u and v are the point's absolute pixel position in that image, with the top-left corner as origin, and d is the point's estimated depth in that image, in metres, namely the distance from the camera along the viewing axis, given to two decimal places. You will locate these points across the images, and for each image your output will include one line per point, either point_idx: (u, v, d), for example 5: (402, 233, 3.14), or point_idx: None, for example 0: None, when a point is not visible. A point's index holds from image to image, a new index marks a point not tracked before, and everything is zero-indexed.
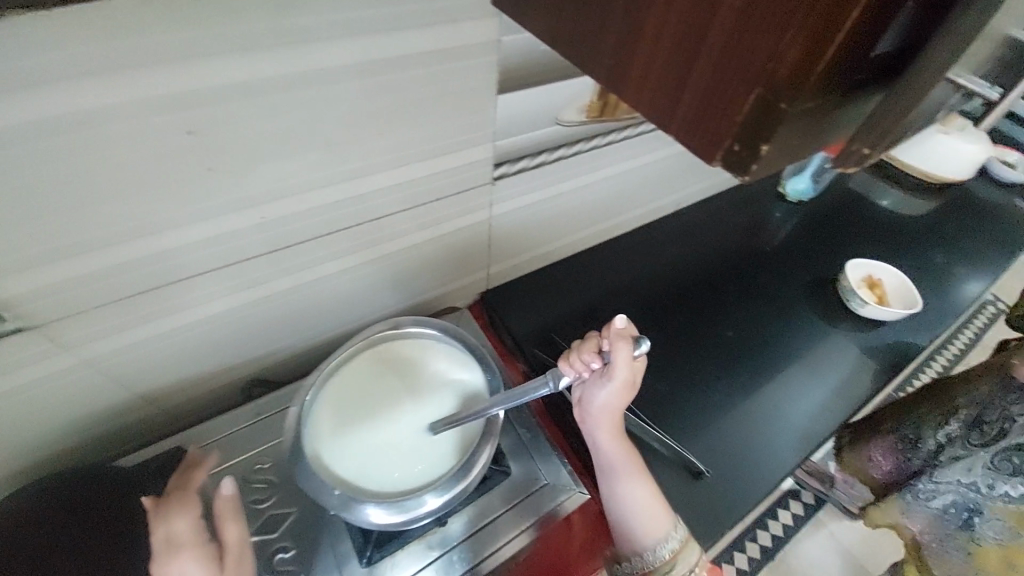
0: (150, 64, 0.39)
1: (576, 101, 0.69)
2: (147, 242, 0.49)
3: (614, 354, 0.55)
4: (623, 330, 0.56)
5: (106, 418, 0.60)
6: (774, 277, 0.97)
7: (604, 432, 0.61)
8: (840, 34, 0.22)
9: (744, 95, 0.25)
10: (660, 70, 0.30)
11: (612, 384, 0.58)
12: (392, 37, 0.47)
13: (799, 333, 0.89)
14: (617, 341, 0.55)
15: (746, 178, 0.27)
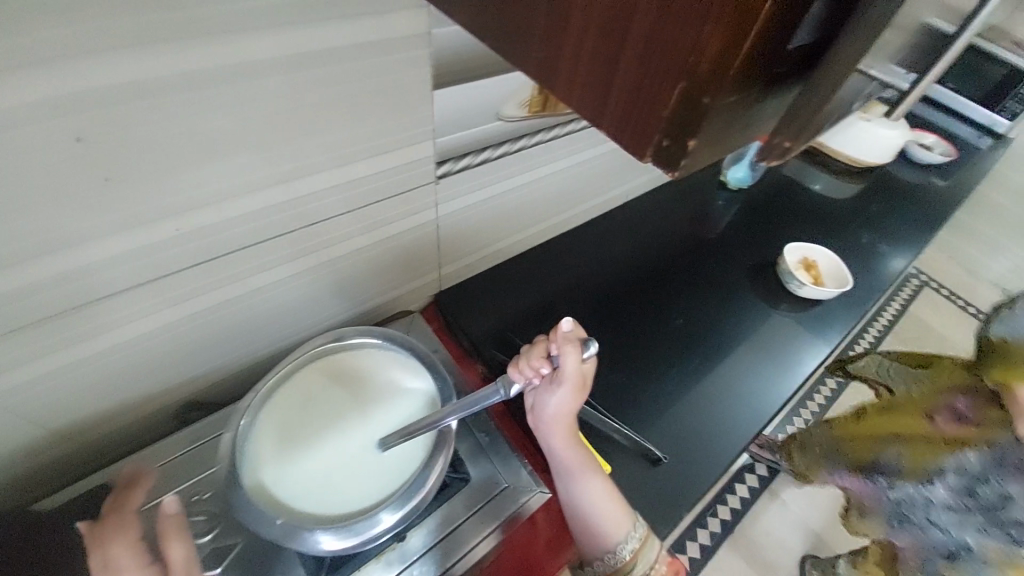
0: (20, 65, 0.34)
1: (517, 95, 0.67)
2: (40, 265, 0.43)
3: (563, 357, 0.56)
4: (571, 333, 0.57)
5: (17, 461, 0.53)
6: (721, 263, 1.00)
7: (558, 436, 0.60)
8: (756, 26, 0.21)
9: (670, 90, 0.25)
10: (587, 63, 0.29)
11: (562, 386, 0.57)
12: (312, 28, 0.44)
13: (746, 316, 0.93)
14: (565, 344, 0.56)
15: (677, 173, 0.27)
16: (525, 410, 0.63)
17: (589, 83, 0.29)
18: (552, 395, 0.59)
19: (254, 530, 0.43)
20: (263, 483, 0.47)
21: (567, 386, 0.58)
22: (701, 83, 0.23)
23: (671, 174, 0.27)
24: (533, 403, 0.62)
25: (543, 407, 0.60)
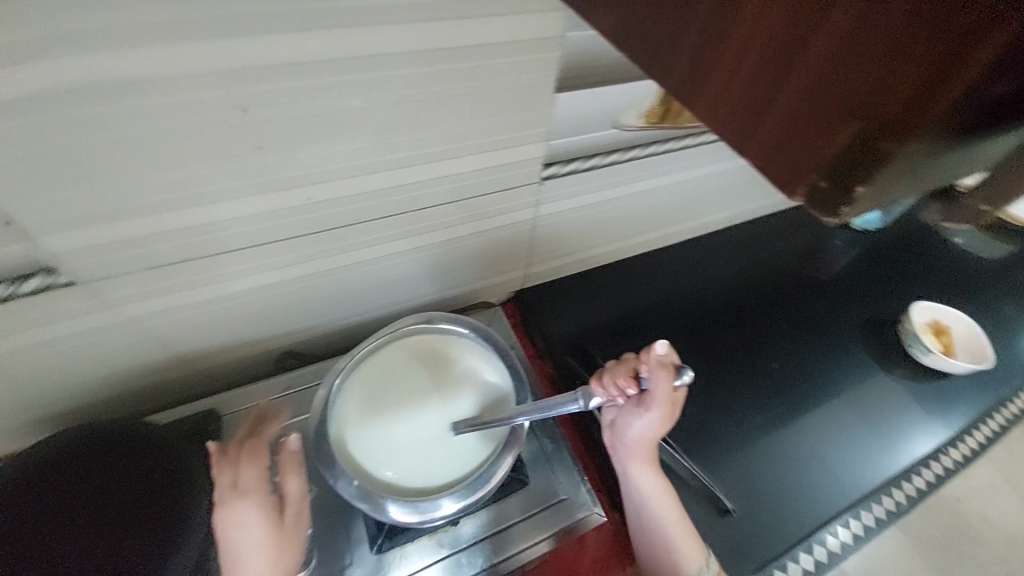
0: (205, 35, 0.37)
1: (636, 105, 0.65)
2: (194, 213, 0.48)
3: (654, 382, 0.53)
4: (665, 358, 0.53)
5: (150, 372, 0.62)
6: (831, 311, 0.90)
7: (635, 460, 0.58)
8: (982, 58, 0.16)
9: (841, 122, 0.19)
10: (723, 76, 0.23)
11: (648, 411, 0.56)
12: (454, 24, 0.45)
13: (850, 375, 0.83)
14: (658, 369, 0.53)
15: (834, 221, 0.22)
16: (602, 426, 0.62)
17: (728, 86, 0.23)
18: (635, 417, 0.58)
19: (334, 485, 0.48)
20: (345, 442, 0.51)
21: (654, 412, 0.56)
22: (888, 120, 0.18)
23: (826, 222, 0.22)
24: (613, 420, 0.61)
25: (624, 427, 0.59)
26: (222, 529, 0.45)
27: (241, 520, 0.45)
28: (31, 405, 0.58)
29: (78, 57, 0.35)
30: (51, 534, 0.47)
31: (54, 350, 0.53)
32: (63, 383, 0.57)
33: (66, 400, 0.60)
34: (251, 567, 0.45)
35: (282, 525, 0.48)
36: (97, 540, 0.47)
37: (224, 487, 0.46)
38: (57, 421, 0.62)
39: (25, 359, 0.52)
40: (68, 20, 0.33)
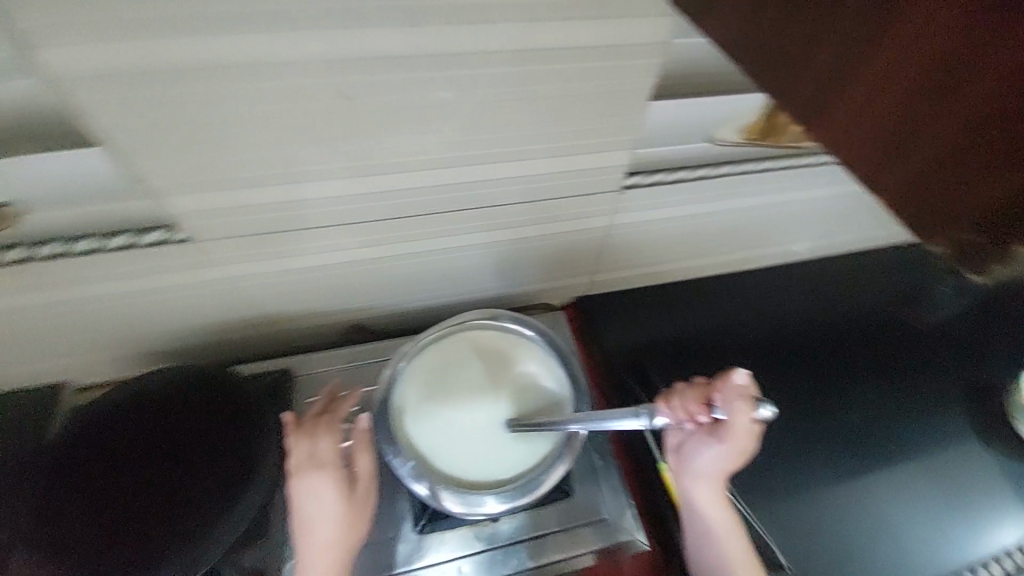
0: (323, 24, 0.39)
1: (736, 121, 0.61)
2: (293, 189, 0.51)
3: (730, 414, 0.50)
4: (744, 390, 0.51)
5: (236, 328, 0.68)
6: (931, 366, 0.80)
7: (702, 491, 0.55)
8: None
9: (1011, 183, 0.19)
10: (872, 123, 0.22)
11: (721, 442, 0.52)
12: (559, 26, 0.44)
13: (944, 441, 0.74)
14: (736, 400, 0.50)
15: (976, 275, 0.22)
16: (665, 451, 0.58)
17: (869, 132, 0.22)
18: (705, 447, 0.54)
19: (392, 463, 0.51)
20: (403, 423, 0.53)
21: (727, 444, 0.52)
22: None
23: (970, 275, 0.22)
24: (678, 446, 0.57)
25: (692, 454, 0.55)
26: (300, 496, 0.49)
27: (316, 490, 0.48)
28: (136, 340, 0.65)
29: (210, 39, 0.37)
30: (158, 457, 0.55)
31: (161, 298, 0.59)
32: (164, 327, 0.64)
33: (165, 341, 0.66)
34: (322, 535, 0.48)
35: (353, 499, 0.50)
36: (163, 500, 0.53)
37: (301, 459, 0.49)
38: (156, 358, 0.69)
39: (137, 300, 0.59)
40: (205, 4, 0.35)
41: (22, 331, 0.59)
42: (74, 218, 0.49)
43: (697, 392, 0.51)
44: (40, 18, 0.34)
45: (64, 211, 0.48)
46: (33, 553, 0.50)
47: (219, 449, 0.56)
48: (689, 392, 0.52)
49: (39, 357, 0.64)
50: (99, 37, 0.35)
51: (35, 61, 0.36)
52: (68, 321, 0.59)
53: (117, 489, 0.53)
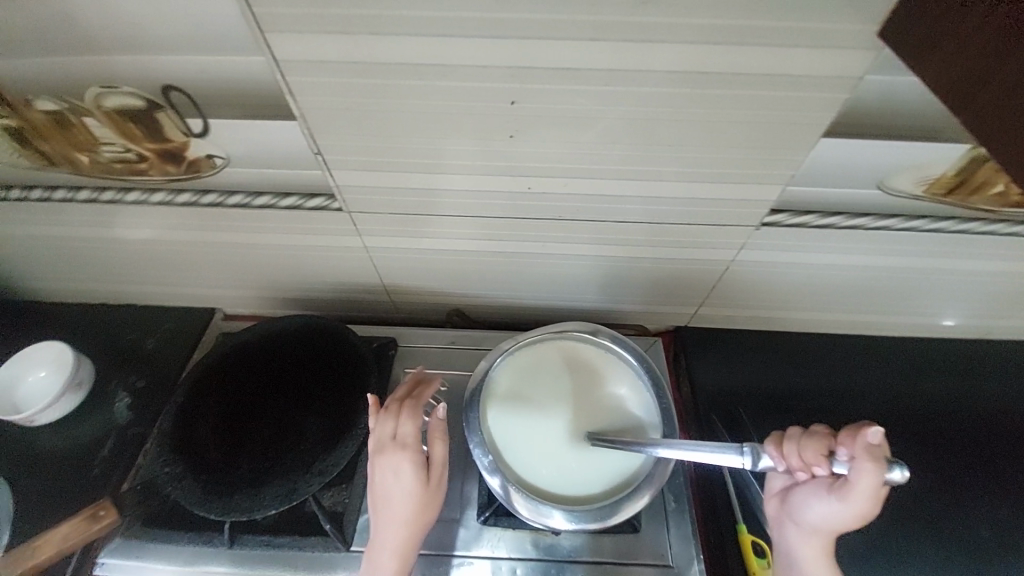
0: (501, 32, 0.40)
1: (919, 170, 0.53)
2: (434, 178, 0.54)
3: (853, 471, 0.43)
4: (876, 448, 0.43)
5: (356, 291, 0.75)
6: None
7: (804, 548, 0.49)
8: None
9: None
10: None
11: (839, 501, 0.45)
12: (737, 51, 0.41)
13: None
14: (862, 457, 0.43)
15: None
16: (769, 492, 0.53)
17: None
18: (817, 501, 0.47)
19: (471, 450, 0.52)
20: (488, 415, 0.55)
21: (845, 507, 0.45)
22: None
23: None
24: (785, 491, 0.51)
25: (799, 505, 0.49)
26: (381, 471, 0.52)
27: (396, 469, 0.52)
28: (279, 286, 0.75)
29: (399, 38, 0.40)
30: (283, 394, 0.63)
31: (307, 254, 0.67)
32: (300, 278, 0.72)
33: (298, 290, 0.75)
34: (399, 510, 0.52)
35: (426, 484, 0.52)
36: (257, 441, 0.60)
37: (387, 435, 0.53)
38: (288, 303, 0.78)
39: (289, 253, 0.67)
40: (401, 6, 0.38)
41: (200, 261, 0.70)
42: (259, 176, 0.57)
43: (817, 440, 0.45)
44: (278, 8, 0.38)
45: (250, 168, 0.55)
46: (175, 449, 0.59)
47: (329, 399, 0.62)
48: (805, 437, 0.46)
49: (206, 285, 0.76)
50: (318, 28, 0.40)
51: (266, 44, 0.41)
52: (234, 260, 0.69)
53: (248, 413, 0.62)
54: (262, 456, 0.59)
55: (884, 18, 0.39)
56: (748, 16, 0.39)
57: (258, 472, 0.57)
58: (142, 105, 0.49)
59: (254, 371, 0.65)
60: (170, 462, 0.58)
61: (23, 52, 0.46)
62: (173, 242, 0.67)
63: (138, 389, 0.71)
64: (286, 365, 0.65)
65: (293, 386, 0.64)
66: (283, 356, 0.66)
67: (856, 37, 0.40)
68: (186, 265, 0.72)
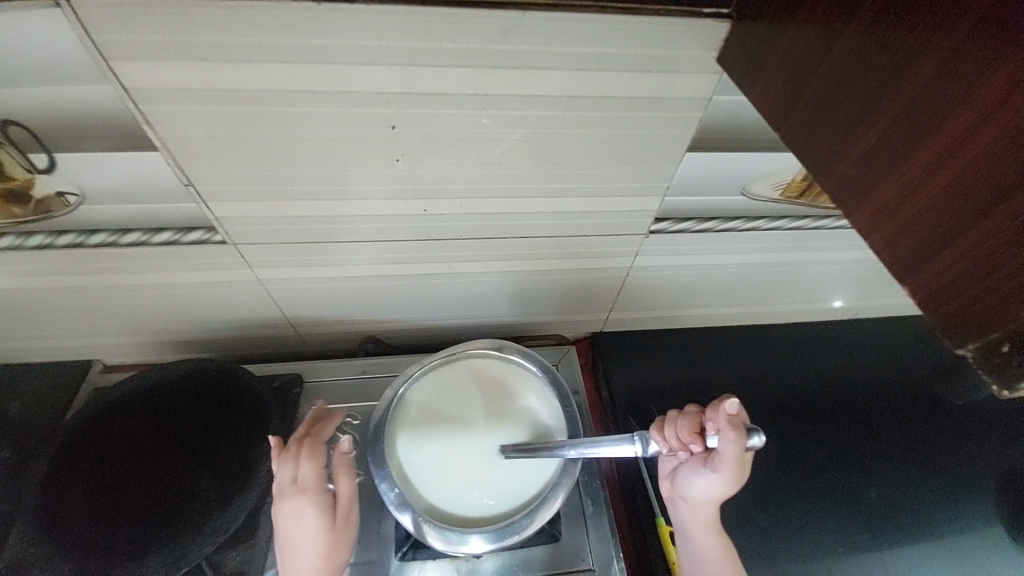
0: (369, 60, 0.41)
1: (773, 176, 0.60)
2: (328, 204, 0.53)
3: (721, 442, 0.47)
4: (736, 417, 0.47)
5: (259, 326, 0.70)
6: (972, 445, 0.72)
7: (695, 522, 0.52)
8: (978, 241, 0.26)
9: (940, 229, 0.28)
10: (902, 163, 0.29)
11: (715, 472, 0.49)
12: (596, 76, 0.45)
13: (987, 537, 0.65)
14: (725, 427, 0.47)
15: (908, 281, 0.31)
16: (661, 475, 0.56)
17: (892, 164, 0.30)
18: (698, 475, 0.51)
19: (378, 485, 0.50)
20: (396, 445, 0.54)
21: (721, 475, 0.48)
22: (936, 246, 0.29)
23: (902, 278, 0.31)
24: (674, 471, 0.55)
25: (685, 483, 0.52)
26: (282, 519, 0.49)
27: (296, 515, 0.49)
28: (169, 330, 0.69)
29: (263, 65, 0.40)
30: (169, 447, 0.58)
31: (195, 292, 0.62)
32: (192, 318, 0.67)
33: (193, 332, 0.70)
34: (303, 560, 0.48)
35: (333, 524, 0.50)
36: (137, 511, 0.53)
37: (285, 480, 0.50)
38: (184, 347, 0.73)
39: (175, 292, 0.62)
40: (262, 34, 0.38)
41: (68, 309, 0.63)
42: (129, 212, 0.53)
43: (689, 419, 0.49)
44: (126, 36, 0.37)
45: (116, 205, 0.51)
46: (41, 525, 0.52)
47: (225, 445, 0.57)
48: (680, 418, 0.50)
49: (79, 335, 0.68)
50: (175, 57, 0.39)
51: (115, 73, 0.39)
52: (110, 305, 0.63)
53: (127, 474, 0.56)
54: (144, 527, 0.52)
55: (720, 46, 0.44)
56: (599, 46, 0.43)
57: (141, 546, 0.51)
58: None
59: (131, 433, 0.58)
60: (37, 541, 0.52)
61: None
62: (30, 290, 0.60)
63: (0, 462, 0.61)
64: (171, 419, 0.59)
65: (179, 440, 0.58)
66: (167, 409, 0.60)
67: (698, 62, 0.46)
68: (52, 315, 0.64)
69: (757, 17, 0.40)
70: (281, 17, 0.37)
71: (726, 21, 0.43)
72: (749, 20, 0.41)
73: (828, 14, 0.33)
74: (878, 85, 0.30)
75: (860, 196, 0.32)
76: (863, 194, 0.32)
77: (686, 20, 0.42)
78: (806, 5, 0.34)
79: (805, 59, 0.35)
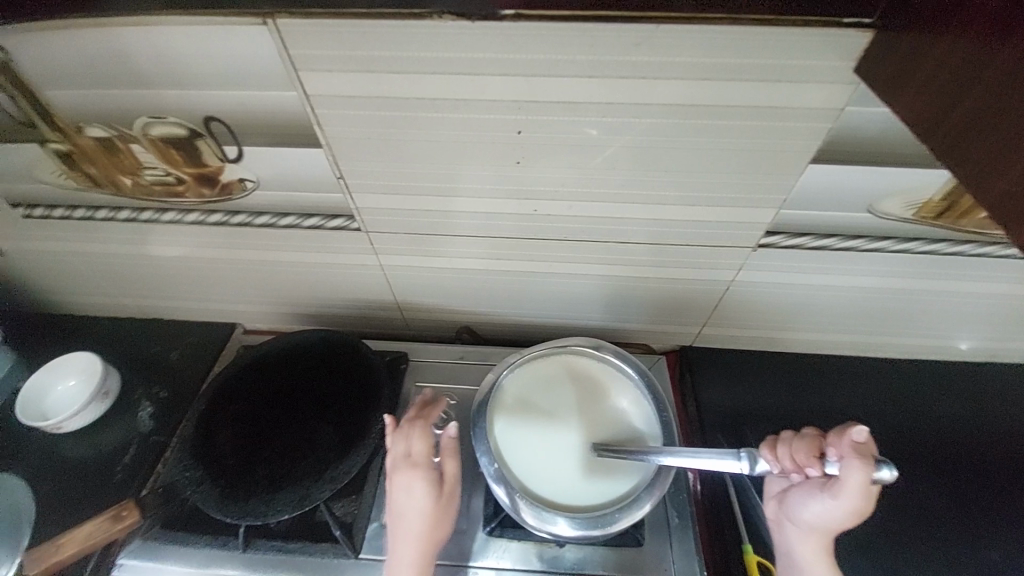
0: (507, 70, 0.44)
1: (910, 194, 0.55)
2: (448, 200, 0.58)
3: (843, 469, 0.45)
4: (863, 446, 0.45)
5: (371, 307, 0.78)
6: None
7: (804, 546, 0.50)
8: None
9: None
10: None
11: (833, 499, 0.47)
12: (725, 85, 0.45)
13: None
14: (850, 454, 0.45)
15: None
16: (767, 495, 0.55)
17: None
18: (812, 500, 0.49)
19: (478, 459, 0.54)
20: (493, 426, 0.57)
21: (840, 504, 0.46)
22: None
23: None
24: (784, 492, 0.53)
25: (797, 506, 0.51)
26: (395, 490, 0.54)
27: (409, 485, 0.53)
28: (297, 302, 0.78)
29: (415, 74, 0.45)
30: (299, 402, 0.66)
31: (324, 271, 0.71)
32: (317, 294, 0.76)
33: (316, 306, 0.79)
34: (411, 527, 0.53)
35: (439, 499, 0.54)
36: (273, 453, 0.62)
37: (400, 455, 0.55)
38: (307, 319, 0.83)
39: (308, 270, 0.71)
40: (421, 48, 0.43)
41: (224, 277, 0.75)
42: (284, 198, 0.61)
43: (807, 441, 0.48)
44: (308, 49, 0.44)
45: (275, 191, 0.60)
46: (195, 454, 0.62)
47: (344, 407, 0.65)
48: (797, 441, 0.48)
49: (227, 300, 0.80)
50: (349, 67, 0.45)
51: (300, 80, 0.46)
52: (255, 276, 0.73)
53: (266, 421, 0.65)
54: (278, 467, 0.61)
55: (859, 55, 0.42)
56: (734, 55, 0.43)
57: (273, 483, 0.59)
58: (185, 134, 0.54)
59: (271, 387, 0.68)
60: (190, 467, 0.61)
61: (78, 86, 0.52)
62: (199, 258, 0.71)
63: (161, 400, 0.74)
64: (301, 379, 0.68)
65: (308, 397, 0.67)
66: (298, 369, 0.69)
67: (836, 73, 0.44)
68: (211, 282, 0.76)
69: (904, 28, 0.37)
70: (441, 34, 0.42)
71: (867, 31, 0.41)
72: (896, 28, 0.38)
73: (986, 26, 0.30)
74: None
75: (1008, 218, 0.29)
76: (1018, 217, 0.29)
77: (823, 29, 0.41)
78: (965, 13, 0.31)
79: (962, 68, 0.32)
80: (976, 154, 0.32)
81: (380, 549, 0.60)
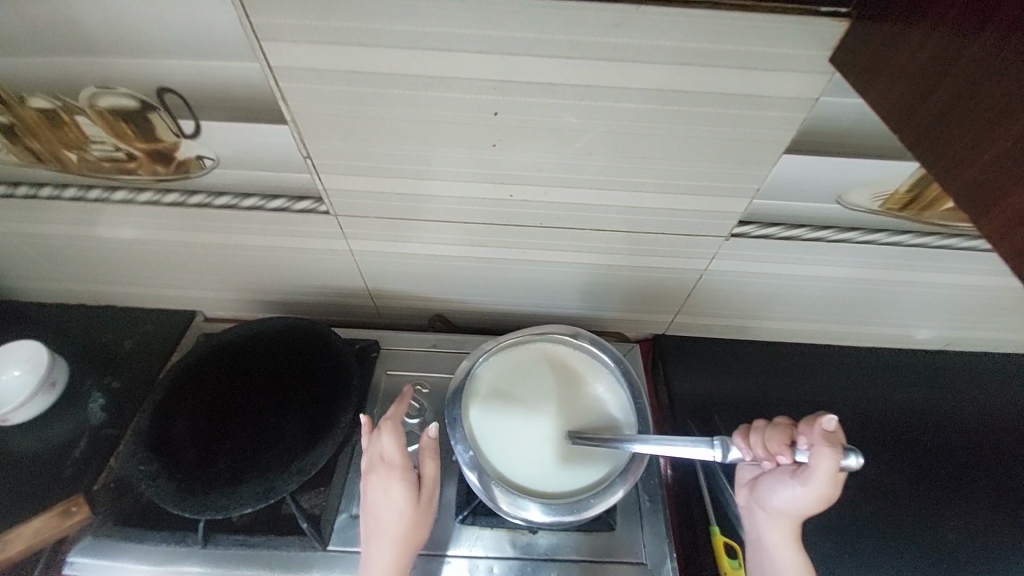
0: (482, 47, 0.43)
1: (876, 186, 0.57)
2: (421, 183, 0.56)
3: (813, 457, 0.46)
4: (832, 435, 0.46)
5: (342, 294, 0.76)
6: None
7: (773, 531, 0.52)
8: None
9: None
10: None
11: (802, 486, 0.48)
12: (701, 70, 0.45)
13: None
14: (820, 443, 0.46)
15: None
16: (739, 483, 0.56)
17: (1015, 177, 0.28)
18: (783, 487, 0.50)
19: (453, 446, 0.53)
20: (468, 413, 0.56)
21: (809, 490, 0.48)
22: None
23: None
24: (755, 480, 0.54)
25: (768, 492, 0.52)
26: (372, 491, 0.53)
27: (386, 487, 0.52)
28: (263, 288, 0.75)
29: (386, 48, 0.43)
30: (264, 391, 0.64)
31: (292, 256, 0.68)
32: (285, 281, 0.73)
33: (284, 293, 0.76)
34: (388, 528, 0.51)
35: (416, 503, 0.53)
36: (236, 444, 0.60)
37: (375, 456, 0.54)
38: (274, 306, 0.80)
39: (274, 255, 0.68)
40: (392, 19, 0.41)
41: (182, 262, 0.71)
42: (248, 178, 0.58)
43: (779, 430, 0.49)
44: (271, 17, 0.41)
45: (240, 170, 0.57)
46: (152, 447, 0.59)
47: (312, 396, 0.63)
48: (770, 429, 0.49)
49: (187, 286, 0.76)
50: (316, 38, 0.42)
51: (263, 51, 0.44)
52: (218, 261, 0.70)
53: (229, 410, 0.63)
54: (241, 458, 0.59)
55: (834, 45, 0.42)
56: (710, 40, 0.43)
57: (236, 475, 0.57)
58: (136, 106, 0.51)
59: (235, 374, 0.65)
60: (146, 460, 0.58)
61: (12, 49, 0.47)
62: (156, 241, 0.67)
63: (114, 391, 0.70)
64: (267, 366, 0.66)
65: (274, 385, 0.65)
66: (264, 356, 0.67)
67: (810, 62, 0.44)
68: (169, 266, 0.72)
69: (877, 18, 0.38)
70: (414, 6, 0.40)
71: (841, 20, 0.41)
72: (871, 17, 0.38)
73: (960, 21, 0.30)
74: (1007, 95, 0.28)
75: (980, 204, 0.30)
76: (988, 207, 0.30)
77: (799, 17, 0.41)
78: (940, 5, 0.32)
79: (936, 62, 0.33)
80: (949, 144, 0.32)
81: (350, 540, 0.58)
